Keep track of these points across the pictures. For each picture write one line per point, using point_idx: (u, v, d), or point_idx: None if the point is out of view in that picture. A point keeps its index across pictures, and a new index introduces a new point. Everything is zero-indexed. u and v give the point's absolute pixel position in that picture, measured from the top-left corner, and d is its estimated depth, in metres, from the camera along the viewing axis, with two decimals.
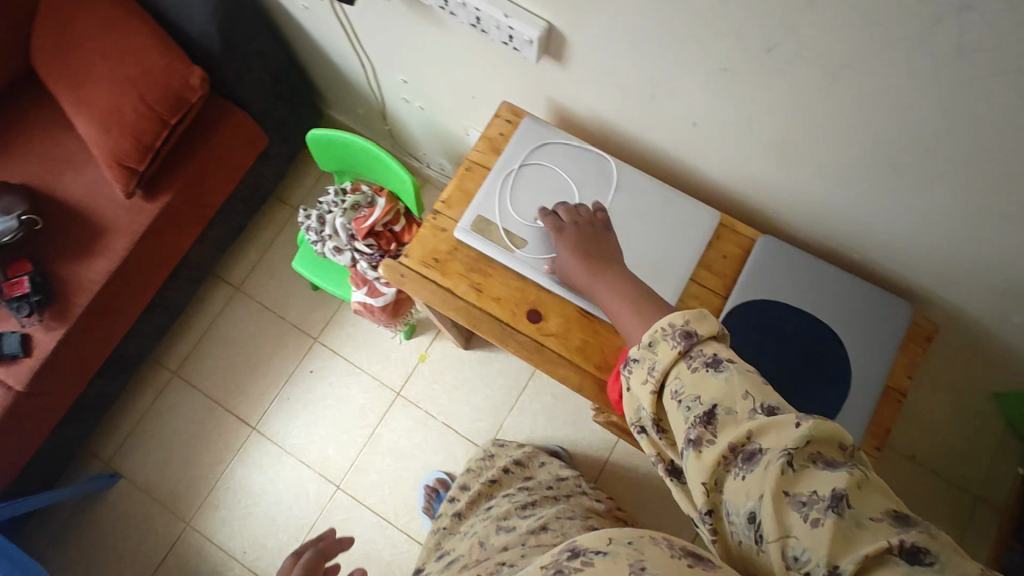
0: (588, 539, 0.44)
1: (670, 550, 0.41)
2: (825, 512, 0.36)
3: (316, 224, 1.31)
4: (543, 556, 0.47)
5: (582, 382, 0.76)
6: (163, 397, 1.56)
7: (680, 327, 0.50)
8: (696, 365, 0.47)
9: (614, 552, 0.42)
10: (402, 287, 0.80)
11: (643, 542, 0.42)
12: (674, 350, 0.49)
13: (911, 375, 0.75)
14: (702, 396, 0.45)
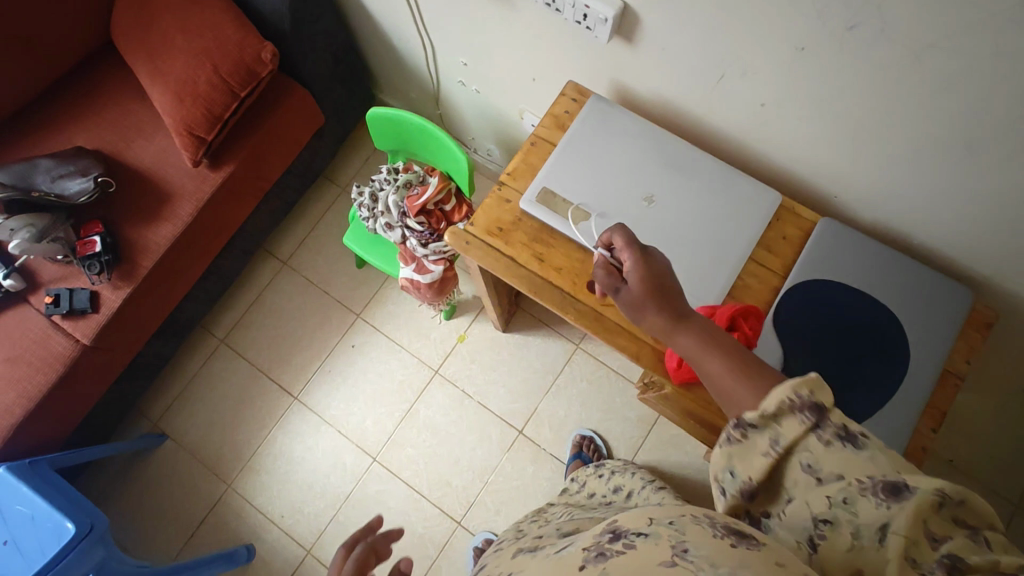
0: (632, 519, 0.45)
1: (712, 529, 0.40)
2: (955, 545, 0.40)
3: (368, 201, 1.34)
4: (587, 540, 0.47)
5: (639, 350, 0.78)
6: (209, 364, 1.62)
7: (810, 401, 0.44)
8: (829, 440, 0.43)
9: (655, 533, 0.41)
10: (466, 254, 0.83)
11: (685, 523, 0.42)
12: (801, 425, 0.44)
13: (969, 361, 0.76)
14: (836, 465, 0.43)
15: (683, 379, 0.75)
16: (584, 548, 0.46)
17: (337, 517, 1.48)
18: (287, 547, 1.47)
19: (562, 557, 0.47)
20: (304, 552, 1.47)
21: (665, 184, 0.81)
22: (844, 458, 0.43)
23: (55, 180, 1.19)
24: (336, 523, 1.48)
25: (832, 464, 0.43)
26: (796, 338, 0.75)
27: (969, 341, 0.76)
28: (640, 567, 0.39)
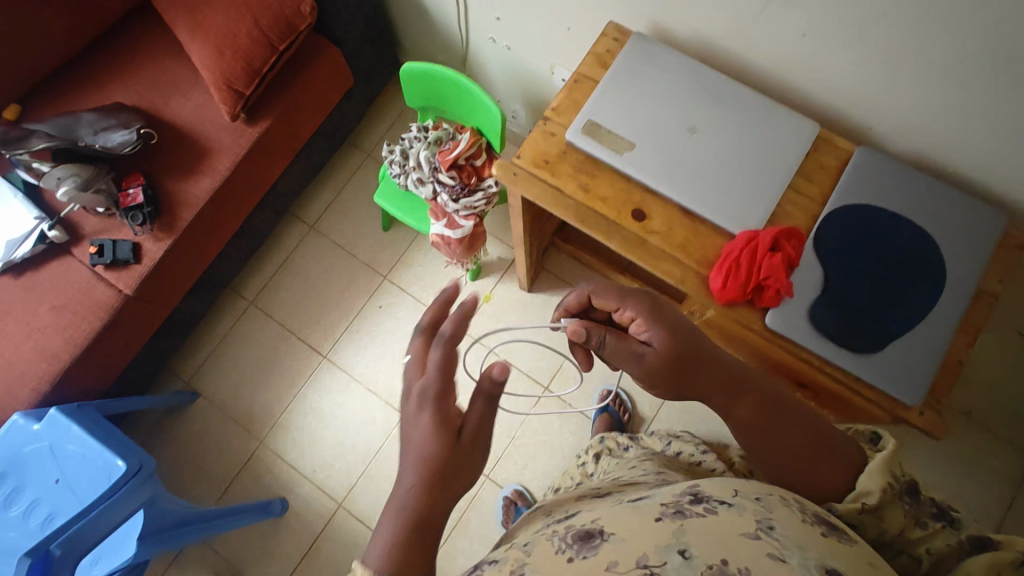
0: (713, 488, 0.51)
1: (801, 515, 0.48)
2: None
3: (399, 157, 1.37)
4: (661, 494, 0.53)
5: (683, 274, 0.82)
6: (239, 325, 1.65)
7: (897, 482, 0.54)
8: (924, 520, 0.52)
9: (740, 505, 0.48)
10: (513, 185, 0.87)
11: (772, 501, 0.49)
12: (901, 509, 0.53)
13: (1002, 280, 0.79)
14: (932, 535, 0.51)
15: (726, 298, 0.79)
16: (661, 501, 0.51)
17: (368, 471, 1.52)
18: (319, 501, 1.50)
19: (639, 507, 0.52)
20: (336, 505, 1.50)
21: (707, 116, 0.85)
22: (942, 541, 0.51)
23: (98, 133, 1.22)
24: (367, 478, 1.51)
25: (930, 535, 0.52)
26: (836, 259, 0.78)
27: (1003, 263, 0.79)
28: (723, 529, 0.45)
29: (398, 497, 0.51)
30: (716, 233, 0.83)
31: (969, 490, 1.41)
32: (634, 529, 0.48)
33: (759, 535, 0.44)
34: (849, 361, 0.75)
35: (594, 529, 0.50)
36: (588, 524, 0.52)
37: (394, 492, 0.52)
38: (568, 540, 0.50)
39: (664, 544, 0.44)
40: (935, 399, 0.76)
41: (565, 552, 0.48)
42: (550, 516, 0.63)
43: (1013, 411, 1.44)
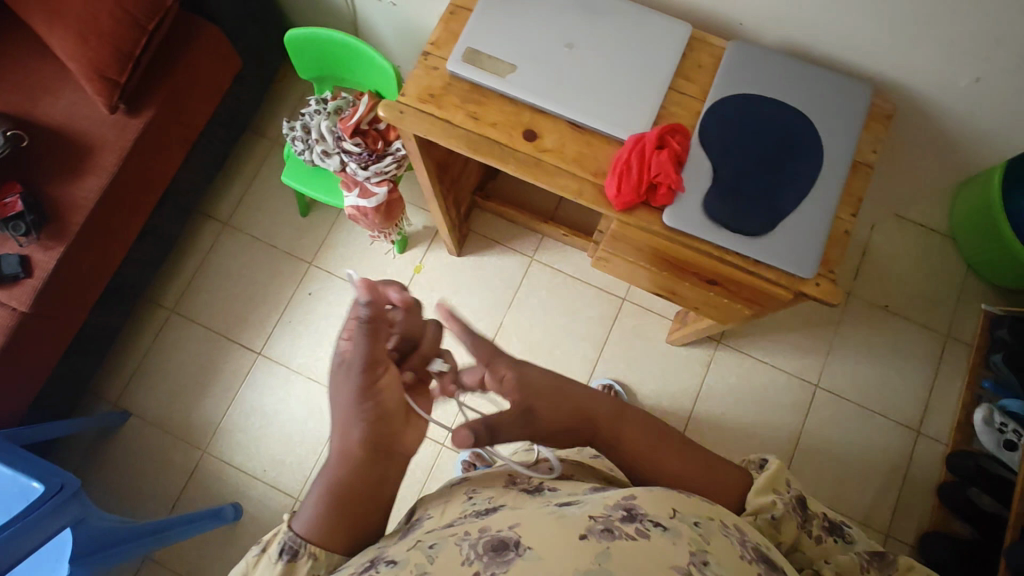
0: (648, 504, 0.56)
1: (740, 552, 0.55)
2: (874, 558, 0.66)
3: (301, 133, 1.33)
4: (592, 506, 0.57)
5: (580, 186, 0.82)
6: (163, 336, 1.57)
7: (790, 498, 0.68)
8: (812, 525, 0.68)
9: (672, 532, 0.53)
10: (401, 123, 0.84)
11: (709, 527, 0.56)
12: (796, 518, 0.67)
13: (876, 151, 0.83)
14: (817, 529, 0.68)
15: (624, 203, 0.79)
16: (592, 514, 0.56)
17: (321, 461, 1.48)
18: (275, 500, 1.45)
19: (564, 515, 0.57)
20: (293, 501, 1.45)
21: (582, 29, 0.86)
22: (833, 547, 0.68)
23: None
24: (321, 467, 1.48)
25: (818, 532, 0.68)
26: (721, 150, 0.80)
27: (873, 133, 0.83)
28: (656, 556, 0.50)
29: (330, 457, 0.64)
30: (608, 142, 0.83)
31: (891, 376, 1.51)
32: (558, 536, 0.53)
33: (689, 570, 0.50)
34: (744, 245, 0.77)
35: (512, 535, 0.55)
36: (502, 531, 0.56)
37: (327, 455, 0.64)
38: (478, 549, 0.54)
39: (585, 568, 0.49)
40: (827, 269, 0.79)
41: (473, 565, 0.52)
42: (471, 499, 0.69)
43: (917, 296, 1.56)
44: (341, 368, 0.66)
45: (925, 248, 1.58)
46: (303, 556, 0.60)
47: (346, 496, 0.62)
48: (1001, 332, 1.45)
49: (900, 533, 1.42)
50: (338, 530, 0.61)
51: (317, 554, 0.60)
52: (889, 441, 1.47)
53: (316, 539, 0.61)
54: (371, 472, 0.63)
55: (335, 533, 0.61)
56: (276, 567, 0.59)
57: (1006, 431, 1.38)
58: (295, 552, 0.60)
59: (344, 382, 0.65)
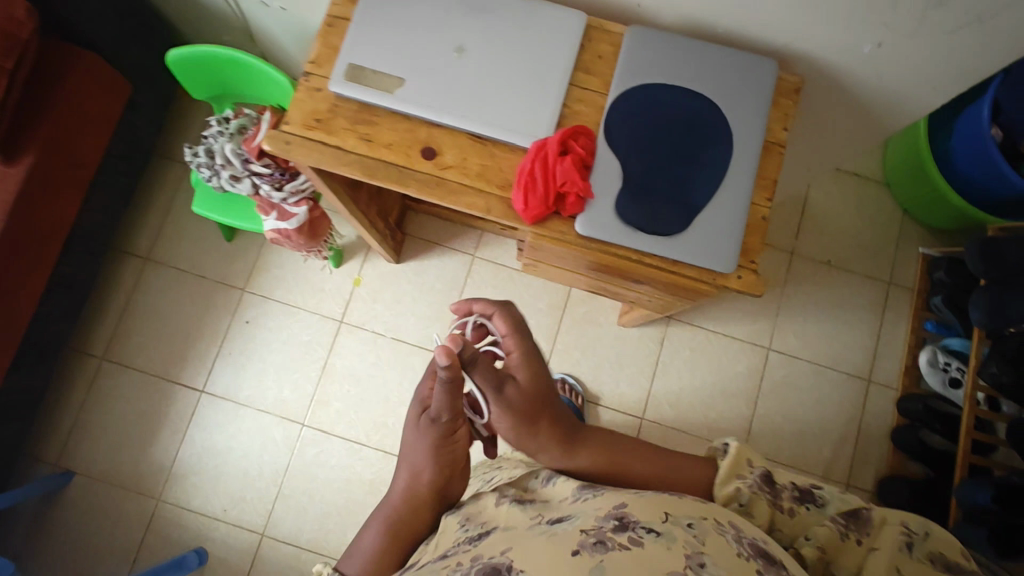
0: (641, 512, 0.56)
1: (736, 548, 0.54)
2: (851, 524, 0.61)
3: (206, 158, 1.24)
4: (583, 520, 0.57)
5: (488, 202, 0.77)
6: (97, 385, 1.49)
7: (753, 479, 0.65)
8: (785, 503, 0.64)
9: (665, 536, 0.53)
10: (289, 155, 0.78)
11: (704, 527, 0.55)
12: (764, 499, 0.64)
13: (787, 128, 0.81)
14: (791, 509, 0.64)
15: (535, 216, 0.75)
16: (584, 529, 0.56)
17: (282, 491, 1.44)
18: (239, 538, 1.41)
19: (555, 532, 0.56)
20: (259, 536, 1.41)
21: (471, 30, 0.80)
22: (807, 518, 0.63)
23: None
24: (283, 498, 1.44)
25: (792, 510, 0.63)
26: (628, 148, 0.77)
27: (782, 110, 0.81)
28: (651, 563, 0.50)
29: (392, 498, 0.65)
30: (511, 151, 0.79)
31: (840, 329, 1.53)
32: (547, 556, 0.52)
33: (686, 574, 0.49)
34: (663, 246, 0.74)
35: (504, 558, 0.54)
36: (494, 557, 0.54)
37: (389, 495, 0.65)
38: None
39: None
40: (748, 260, 0.77)
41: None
42: (462, 525, 0.63)
43: (858, 247, 1.57)
44: (421, 417, 0.63)
45: (862, 198, 1.58)
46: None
47: (398, 537, 0.64)
48: (938, 274, 1.46)
49: (860, 480, 1.46)
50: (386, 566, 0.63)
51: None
52: (843, 393, 1.50)
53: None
54: (427, 513, 0.65)
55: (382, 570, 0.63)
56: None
57: (950, 369, 1.41)
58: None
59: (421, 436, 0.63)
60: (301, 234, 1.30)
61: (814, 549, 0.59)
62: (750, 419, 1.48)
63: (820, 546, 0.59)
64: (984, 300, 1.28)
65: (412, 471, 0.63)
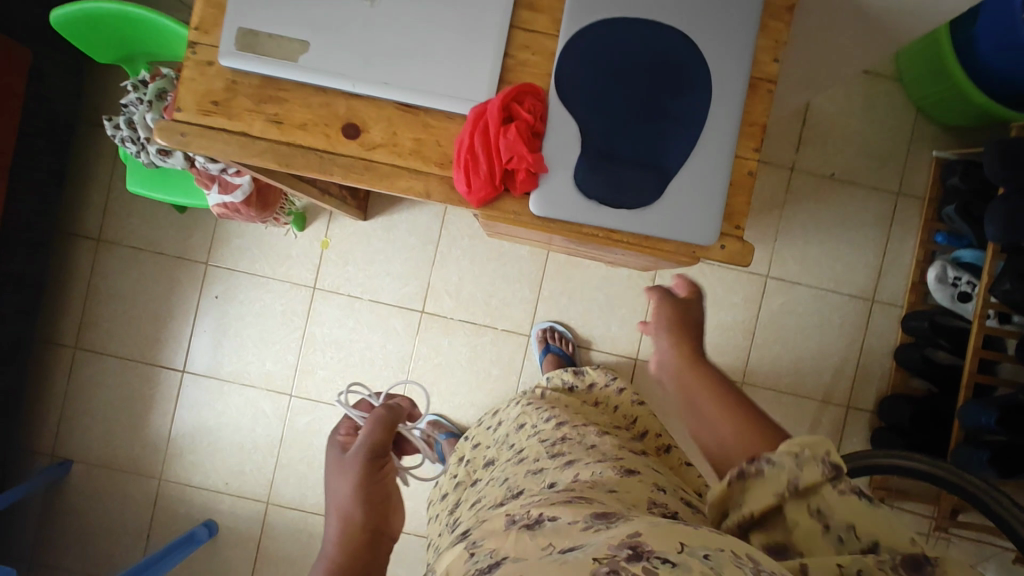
0: (656, 540, 0.45)
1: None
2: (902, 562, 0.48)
3: (128, 131, 1.10)
4: (592, 547, 0.45)
5: (426, 186, 0.67)
6: (75, 374, 1.45)
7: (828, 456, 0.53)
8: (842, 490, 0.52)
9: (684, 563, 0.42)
10: (189, 148, 0.67)
11: (722, 560, 0.43)
12: (820, 473, 0.53)
13: (777, 60, 0.69)
14: (845, 519, 0.52)
15: (481, 199, 0.65)
16: (593, 557, 0.44)
17: (280, 461, 1.44)
18: (246, 507, 1.44)
19: (563, 560, 0.45)
20: (264, 503, 1.44)
21: None
22: (864, 512, 0.52)
23: None
24: (282, 467, 1.44)
25: (842, 519, 0.52)
26: (588, 105, 0.64)
27: (772, 36, 0.68)
28: None
29: (327, 548, 0.61)
30: (447, 118, 0.67)
31: (842, 248, 1.43)
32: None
33: None
34: (635, 223, 0.64)
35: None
36: None
37: (324, 547, 0.62)
38: None
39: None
40: (733, 226, 0.68)
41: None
42: (472, 556, 0.54)
43: (865, 155, 1.43)
44: (340, 454, 0.69)
45: (870, 98, 1.42)
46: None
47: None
48: (952, 180, 1.33)
49: (861, 402, 1.43)
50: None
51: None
52: (845, 316, 1.44)
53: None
54: (363, 557, 0.61)
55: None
56: None
57: (960, 284, 1.32)
58: None
59: (341, 473, 0.66)
60: (250, 209, 1.19)
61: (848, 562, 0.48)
62: (747, 350, 1.43)
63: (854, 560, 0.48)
64: (1003, 208, 1.15)
65: (339, 508, 0.64)
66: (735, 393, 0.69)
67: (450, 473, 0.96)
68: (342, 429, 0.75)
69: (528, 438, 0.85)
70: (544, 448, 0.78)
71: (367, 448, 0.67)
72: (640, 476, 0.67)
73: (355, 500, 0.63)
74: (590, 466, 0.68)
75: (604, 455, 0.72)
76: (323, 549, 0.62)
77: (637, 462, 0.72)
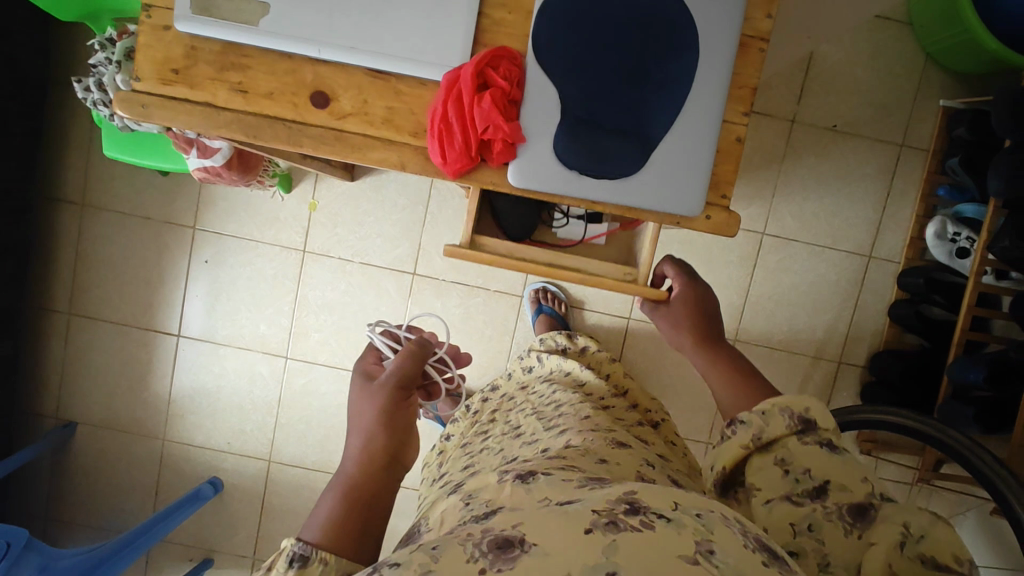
0: (649, 497, 0.43)
1: (744, 539, 0.41)
2: (854, 513, 0.53)
3: (99, 94, 1.05)
4: (592, 497, 0.44)
5: (401, 157, 0.69)
6: (72, 341, 1.45)
7: (799, 412, 0.59)
8: (807, 440, 0.57)
9: (678, 520, 0.40)
10: (151, 120, 0.69)
11: (713, 518, 0.42)
12: (786, 427, 0.59)
13: (771, 15, 0.68)
14: (812, 466, 0.56)
15: (456, 170, 0.66)
16: (593, 507, 0.42)
17: (280, 421, 1.47)
18: (248, 465, 1.48)
19: (565, 511, 0.42)
20: (266, 462, 1.48)
21: None
22: (821, 458, 0.56)
23: None
24: (282, 427, 1.47)
25: (806, 465, 0.56)
26: (567, 69, 0.65)
27: None
28: (659, 548, 0.38)
29: (345, 469, 0.61)
30: (417, 83, 0.69)
31: (841, 203, 1.40)
32: (559, 540, 0.38)
33: (697, 561, 0.37)
34: (615, 192, 0.66)
35: (514, 534, 0.40)
36: (506, 529, 0.41)
37: (339, 471, 0.62)
38: (483, 546, 0.40)
39: (591, 563, 0.36)
40: (719, 195, 0.69)
41: (476, 561, 0.38)
42: (468, 504, 0.53)
43: (870, 106, 1.37)
44: (365, 380, 0.68)
45: (878, 43, 1.35)
46: (315, 562, 0.54)
47: (357, 504, 0.59)
48: (958, 131, 1.29)
49: (852, 357, 1.44)
50: (343, 534, 0.57)
51: (328, 558, 0.54)
52: (841, 272, 1.42)
53: (326, 541, 0.56)
54: (380, 482, 0.61)
55: (339, 535, 0.56)
56: None
57: (959, 240, 1.30)
58: (305, 557, 0.54)
59: (364, 395, 0.66)
60: (232, 171, 1.15)
61: (805, 515, 0.54)
62: (740, 306, 1.43)
63: (814, 516, 0.54)
64: (1008, 163, 1.11)
65: (362, 427, 0.63)
66: (734, 356, 0.74)
67: (442, 446, 0.96)
68: (371, 356, 0.74)
69: (527, 416, 0.85)
70: (539, 424, 0.78)
71: (397, 379, 0.66)
72: (630, 448, 0.68)
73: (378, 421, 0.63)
74: (584, 433, 0.69)
75: (595, 425, 0.72)
76: (342, 464, 0.62)
77: (628, 435, 0.73)
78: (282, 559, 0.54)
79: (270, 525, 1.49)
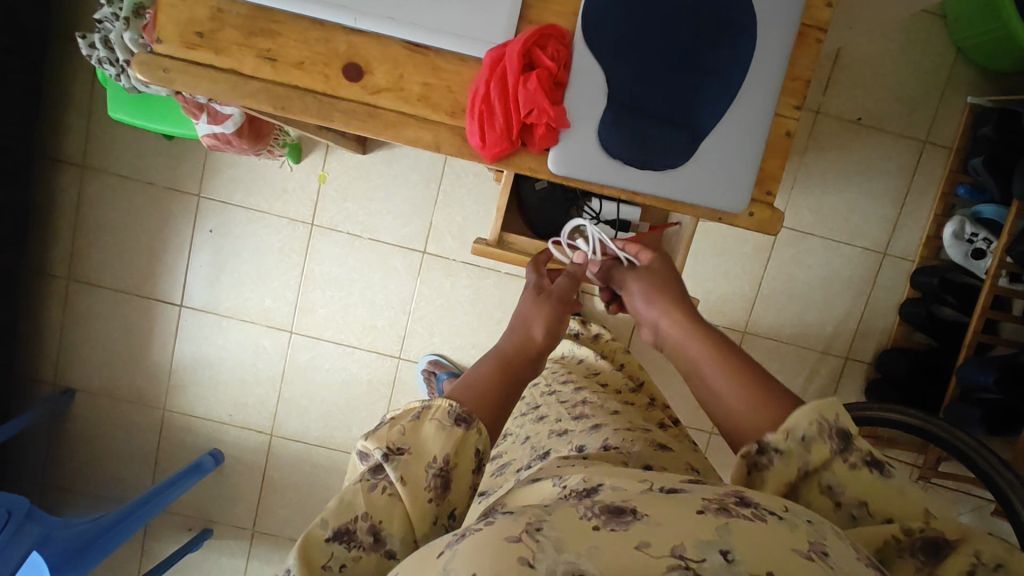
0: (760, 497, 0.43)
1: (858, 553, 0.41)
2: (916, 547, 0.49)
3: (105, 52, 1.00)
4: (698, 485, 0.45)
5: (436, 137, 0.65)
6: (71, 307, 1.42)
7: (835, 427, 0.52)
8: (853, 462, 0.52)
9: (791, 519, 0.41)
10: (171, 86, 0.65)
11: (824, 528, 0.42)
12: (829, 449, 0.52)
13: (831, 4, 0.66)
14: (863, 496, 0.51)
15: (495, 154, 0.64)
16: (704, 494, 0.42)
17: (283, 396, 1.45)
18: (249, 439, 1.47)
19: (672, 496, 0.42)
20: (268, 436, 1.47)
21: None
22: (869, 483, 0.51)
23: None
24: (284, 402, 1.45)
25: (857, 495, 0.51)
26: (616, 52, 0.62)
27: None
28: (772, 536, 0.38)
29: (499, 343, 0.67)
30: (455, 60, 0.66)
31: (861, 198, 1.38)
32: (674, 518, 0.39)
33: (811, 557, 0.38)
34: (662, 183, 0.64)
35: (624, 504, 0.41)
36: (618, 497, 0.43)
37: (498, 344, 0.67)
38: (594, 509, 0.41)
39: (704, 539, 0.37)
40: (764, 191, 0.68)
41: (590, 519, 0.39)
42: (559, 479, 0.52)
43: (898, 99, 1.34)
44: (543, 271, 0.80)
45: (912, 35, 1.32)
46: (475, 429, 0.55)
47: (502, 378, 0.61)
48: (984, 130, 1.27)
49: (859, 354, 1.44)
50: (486, 408, 0.57)
51: (484, 430, 0.55)
52: (855, 268, 1.41)
53: (477, 412, 0.56)
54: (528, 360, 0.66)
55: (484, 408, 0.57)
56: (450, 433, 0.54)
57: (976, 241, 1.29)
58: (467, 421, 0.55)
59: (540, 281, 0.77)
60: (241, 139, 1.11)
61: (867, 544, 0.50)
62: (752, 299, 1.42)
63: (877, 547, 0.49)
64: None
65: (529, 330, 0.68)
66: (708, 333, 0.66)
67: None
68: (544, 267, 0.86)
69: (545, 397, 0.87)
70: (566, 409, 0.80)
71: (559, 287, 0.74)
72: (671, 452, 0.68)
73: (547, 332, 0.68)
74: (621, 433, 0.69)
75: (630, 425, 0.72)
76: (494, 350, 0.66)
77: (664, 435, 0.73)
78: (441, 415, 0.54)
79: (270, 500, 1.49)
